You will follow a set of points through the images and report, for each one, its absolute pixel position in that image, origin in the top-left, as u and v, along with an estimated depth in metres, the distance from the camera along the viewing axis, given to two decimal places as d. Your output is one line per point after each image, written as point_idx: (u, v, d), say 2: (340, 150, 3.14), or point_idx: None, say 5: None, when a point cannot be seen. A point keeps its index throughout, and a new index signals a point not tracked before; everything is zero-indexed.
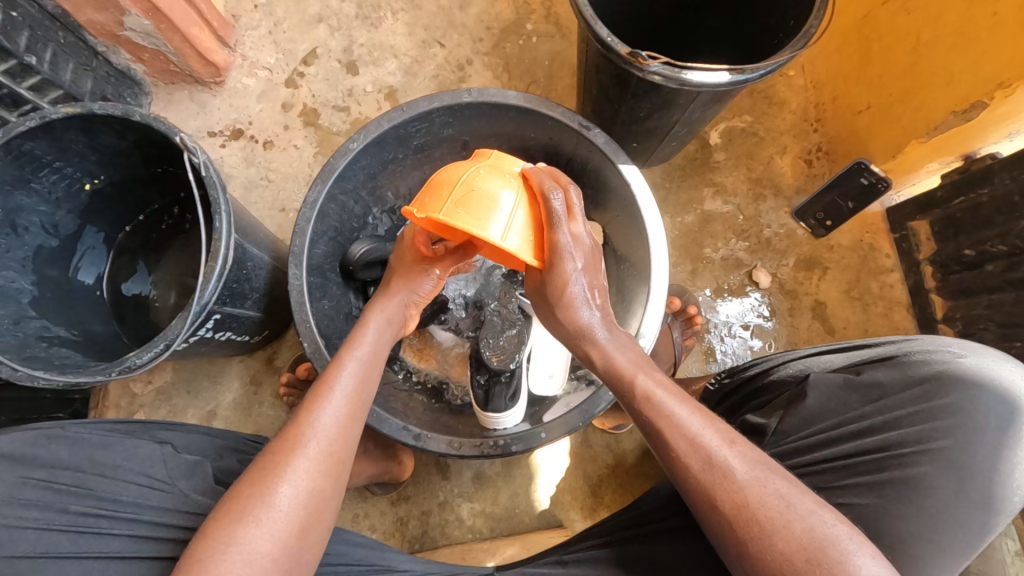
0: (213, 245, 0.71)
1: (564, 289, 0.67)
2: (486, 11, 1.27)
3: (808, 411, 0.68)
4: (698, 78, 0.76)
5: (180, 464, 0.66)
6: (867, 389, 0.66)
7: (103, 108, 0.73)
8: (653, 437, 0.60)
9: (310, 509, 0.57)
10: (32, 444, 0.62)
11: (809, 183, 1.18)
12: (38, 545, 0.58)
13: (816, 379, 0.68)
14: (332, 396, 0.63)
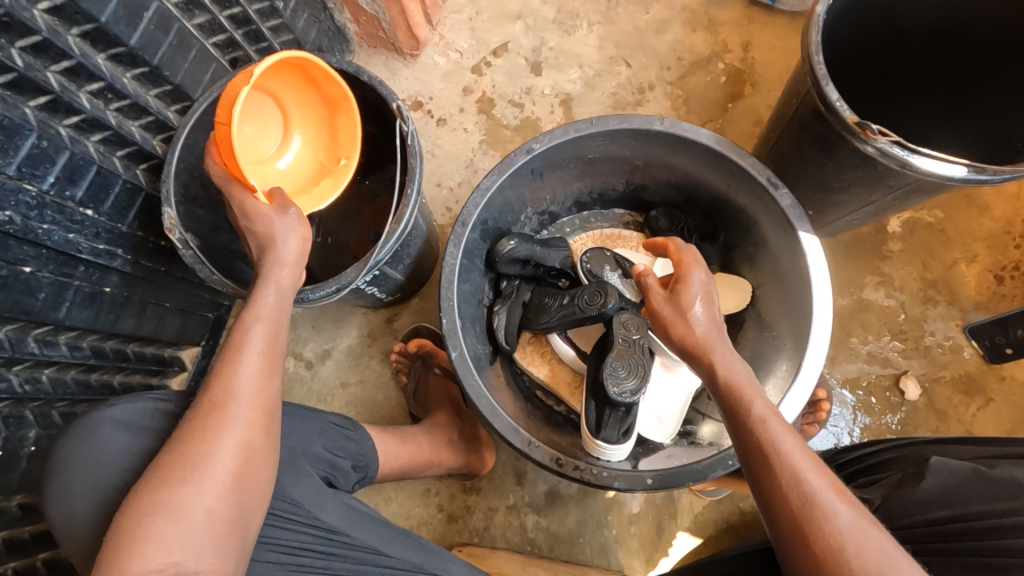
0: (398, 210, 0.76)
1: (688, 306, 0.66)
2: (681, 42, 1.25)
3: (921, 495, 0.62)
4: (927, 166, 0.70)
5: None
6: (1000, 485, 0.58)
7: (340, 63, 0.80)
8: (750, 461, 0.58)
9: (241, 463, 0.57)
10: (148, 416, 0.67)
11: (993, 302, 1.05)
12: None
13: (939, 462, 0.62)
14: (242, 355, 0.62)
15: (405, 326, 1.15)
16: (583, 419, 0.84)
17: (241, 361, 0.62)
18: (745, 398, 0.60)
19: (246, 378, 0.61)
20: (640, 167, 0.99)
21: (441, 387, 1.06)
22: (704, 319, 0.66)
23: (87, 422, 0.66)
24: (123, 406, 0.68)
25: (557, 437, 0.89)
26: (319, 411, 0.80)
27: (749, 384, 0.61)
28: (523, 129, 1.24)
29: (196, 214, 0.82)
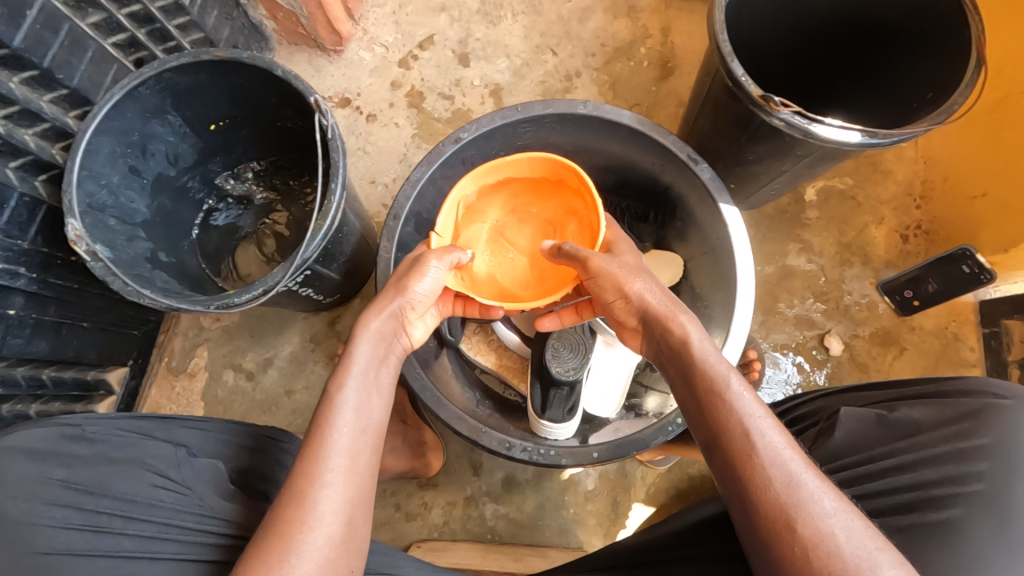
0: (324, 205, 0.75)
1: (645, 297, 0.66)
2: (604, 28, 1.28)
3: (836, 445, 0.65)
4: (825, 133, 0.74)
5: (188, 468, 0.65)
6: (900, 427, 0.63)
7: (251, 58, 0.78)
8: (722, 436, 0.54)
9: (362, 464, 0.59)
10: (57, 442, 0.64)
11: (901, 260, 1.14)
12: (64, 542, 0.60)
13: (845, 414, 0.66)
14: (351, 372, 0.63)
15: (349, 327, 1.13)
16: (530, 401, 0.86)
17: (353, 388, 0.62)
18: (716, 379, 0.57)
19: (371, 411, 0.61)
20: (571, 151, 1.00)
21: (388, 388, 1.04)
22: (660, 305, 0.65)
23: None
24: (30, 433, 0.64)
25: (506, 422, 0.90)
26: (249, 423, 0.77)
27: (721, 364, 0.59)
28: (455, 122, 1.24)
29: (106, 224, 0.77)
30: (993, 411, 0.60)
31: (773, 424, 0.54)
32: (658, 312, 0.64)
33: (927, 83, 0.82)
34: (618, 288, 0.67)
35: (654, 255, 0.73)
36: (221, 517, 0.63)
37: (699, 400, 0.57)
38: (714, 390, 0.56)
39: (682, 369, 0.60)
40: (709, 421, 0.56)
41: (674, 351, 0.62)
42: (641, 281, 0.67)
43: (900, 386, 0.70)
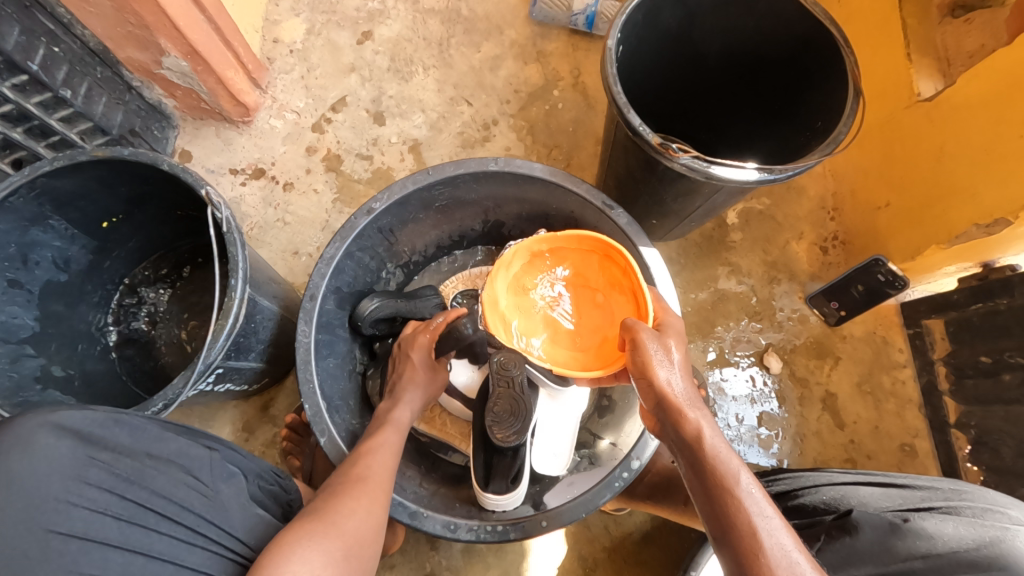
0: (226, 302, 0.71)
1: (664, 379, 0.58)
2: (515, 75, 1.30)
3: (848, 552, 0.62)
4: (725, 174, 0.76)
5: (221, 474, 0.59)
6: (913, 539, 0.61)
7: (134, 155, 0.74)
8: (726, 527, 0.50)
9: (367, 532, 0.60)
10: (100, 424, 0.53)
11: (824, 272, 1.17)
12: (93, 530, 0.49)
13: (861, 518, 0.63)
14: (373, 449, 0.72)
15: (284, 409, 1.07)
16: (474, 472, 0.83)
17: (381, 454, 0.71)
18: (727, 467, 0.53)
19: (388, 468, 0.70)
20: (491, 205, 1.00)
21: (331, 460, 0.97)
22: (682, 388, 0.58)
23: (9, 429, 0.48)
24: (67, 411, 0.52)
25: (454, 496, 0.87)
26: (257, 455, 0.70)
27: (730, 452, 0.54)
28: (376, 181, 1.21)
29: None
30: (1011, 543, 0.58)
31: (784, 526, 0.50)
32: (674, 401, 0.57)
33: (814, 112, 0.86)
34: (635, 372, 0.60)
35: (680, 336, 0.64)
36: (247, 537, 0.57)
37: (708, 492, 0.52)
38: (726, 484, 0.52)
39: (693, 462, 0.55)
40: (719, 518, 0.51)
41: (681, 442, 0.56)
42: (665, 366, 0.59)
43: (907, 488, 0.69)
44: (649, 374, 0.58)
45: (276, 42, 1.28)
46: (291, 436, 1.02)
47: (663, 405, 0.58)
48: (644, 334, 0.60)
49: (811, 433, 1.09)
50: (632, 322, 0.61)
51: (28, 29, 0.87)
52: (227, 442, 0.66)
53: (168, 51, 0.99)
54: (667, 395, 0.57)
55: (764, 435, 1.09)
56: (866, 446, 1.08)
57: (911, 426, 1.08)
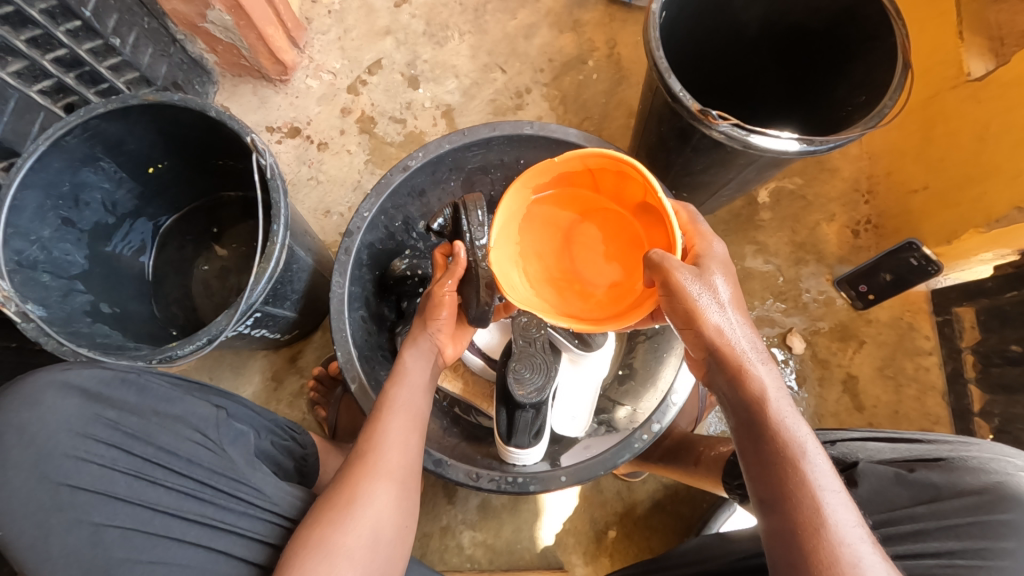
0: (267, 247, 0.73)
1: (722, 336, 0.56)
2: (550, 44, 1.29)
3: (856, 501, 0.63)
4: (763, 143, 0.76)
5: (226, 430, 0.64)
6: (920, 488, 0.62)
7: (182, 100, 0.76)
8: (783, 495, 0.51)
9: (393, 513, 0.62)
10: (108, 386, 0.63)
11: (854, 255, 1.16)
12: (104, 483, 0.59)
13: (866, 467, 0.64)
14: (389, 415, 0.68)
15: (312, 361, 1.11)
16: (496, 427, 0.85)
17: (393, 427, 0.67)
18: (782, 431, 0.53)
19: (408, 455, 0.66)
20: (523, 170, 1.00)
21: (355, 408, 1.01)
22: (744, 344, 0.56)
23: (29, 386, 0.60)
24: (81, 371, 0.63)
25: (473, 449, 0.89)
26: (269, 409, 0.75)
27: (786, 415, 0.54)
28: (407, 145, 1.22)
29: (38, 281, 0.75)
30: (1014, 486, 0.60)
31: (845, 494, 0.52)
32: (734, 356, 0.56)
33: (858, 86, 0.85)
34: (681, 321, 0.58)
35: (726, 264, 0.60)
36: (255, 486, 0.61)
37: (765, 457, 0.53)
38: (789, 453, 0.52)
39: (751, 422, 0.54)
40: (773, 482, 0.52)
41: (739, 398, 0.55)
42: (718, 315, 0.56)
43: (912, 441, 0.70)
44: (699, 325, 0.56)
45: (314, 2, 1.29)
46: (318, 385, 1.06)
47: (719, 358, 0.56)
48: (680, 277, 0.55)
49: (829, 415, 1.10)
50: (663, 261, 0.55)
51: None
52: (237, 399, 0.70)
53: (212, 4, 1.01)
54: (725, 347, 0.56)
55: None
56: (885, 429, 1.08)
57: (932, 412, 1.08)
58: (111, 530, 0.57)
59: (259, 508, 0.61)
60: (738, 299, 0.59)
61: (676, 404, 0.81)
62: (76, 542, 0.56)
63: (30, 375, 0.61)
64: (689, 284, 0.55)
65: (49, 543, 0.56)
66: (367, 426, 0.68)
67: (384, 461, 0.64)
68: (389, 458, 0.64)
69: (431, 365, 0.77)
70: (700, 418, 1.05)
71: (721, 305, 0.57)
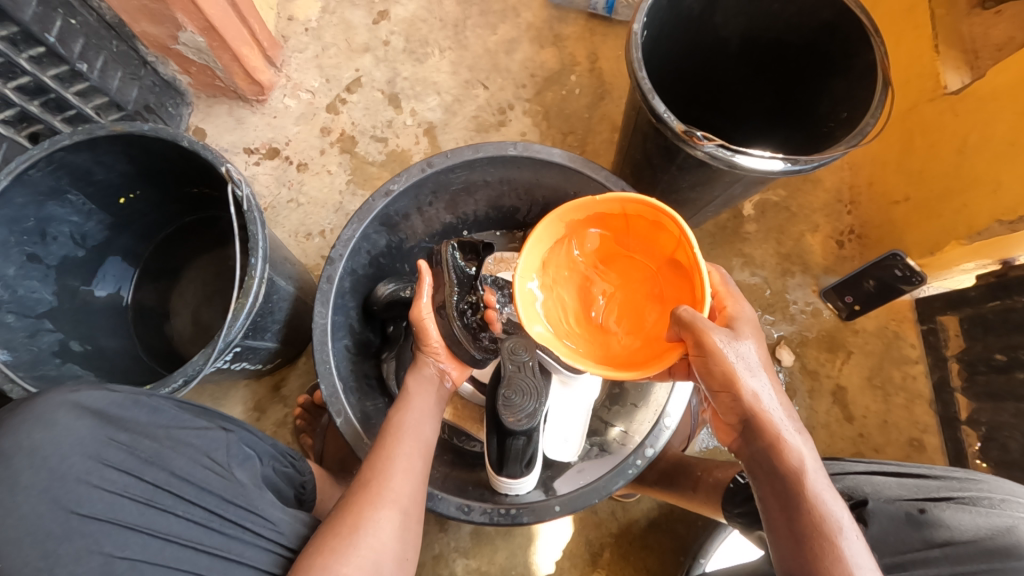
0: (245, 280, 0.70)
1: (746, 389, 0.59)
2: (532, 59, 1.28)
3: (865, 542, 0.63)
4: (747, 163, 0.75)
5: (235, 456, 0.61)
6: (932, 530, 0.62)
7: (152, 130, 0.73)
8: (808, 535, 0.53)
9: (398, 539, 0.60)
10: (121, 406, 0.56)
11: (839, 265, 1.17)
12: (113, 512, 0.51)
13: (876, 507, 0.65)
14: (396, 441, 0.69)
15: (296, 389, 1.08)
16: (488, 456, 0.83)
17: (401, 452, 0.67)
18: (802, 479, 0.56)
19: (415, 481, 0.66)
20: (508, 190, 0.99)
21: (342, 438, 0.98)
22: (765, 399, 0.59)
23: (38, 405, 0.52)
24: (89, 391, 0.55)
25: (464, 478, 0.87)
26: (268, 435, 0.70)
27: (804, 463, 0.56)
28: (389, 164, 1.20)
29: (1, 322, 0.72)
30: None
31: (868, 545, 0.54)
32: (762, 411, 0.59)
33: (840, 102, 0.85)
34: (710, 374, 0.60)
35: (754, 328, 0.64)
36: (270, 517, 0.58)
37: (794, 502, 0.55)
38: (811, 499, 0.54)
39: (779, 479, 0.57)
40: (801, 527, 0.54)
41: (771, 458, 0.58)
42: (751, 371, 0.60)
43: (920, 476, 0.69)
44: (734, 381, 0.59)
45: (290, 19, 1.26)
46: (303, 413, 1.03)
47: (750, 411, 0.59)
48: (720, 334, 0.58)
49: (820, 426, 1.10)
50: (693, 314, 0.59)
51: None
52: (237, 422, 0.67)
53: (184, 26, 0.98)
54: (753, 410, 0.59)
55: None
56: (874, 439, 1.08)
57: (920, 420, 1.08)
58: (121, 562, 0.49)
59: (269, 539, 0.57)
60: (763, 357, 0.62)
61: (669, 427, 0.80)
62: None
63: (34, 396, 0.52)
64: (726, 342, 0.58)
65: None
66: (381, 444, 0.69)
67: (393, 488, 0.63)
68: (396, 486, 0.63)
69: (436, 393, 0.81)
70: (692, 434, 1.03)
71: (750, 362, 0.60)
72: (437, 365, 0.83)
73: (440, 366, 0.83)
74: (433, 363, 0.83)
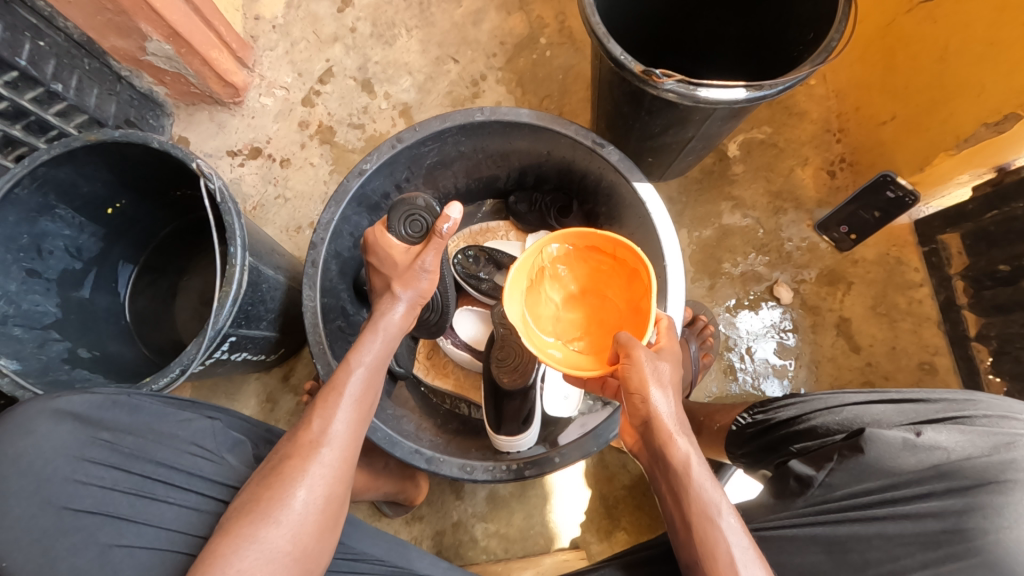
0: (227, 269, 0.73)
1: (650, 405, 0.58)
2: (500, 27, 1.27)
3: (860, 466, 0.58)
4: (713, 95, 0.74)
5: (221, 440, 0.66)
6: (926, 451, 0.57)
7: (124, 135, 0.75)
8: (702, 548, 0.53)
9: (326, 510, 0.59)
10: (99, 408, 0.62)
11: (832, 196, 1.14)
12: (103, 503, 0.59)
13: (873, 433, 0.59)
14: (342, 402, 0.64)
15: (304, 378, 1.11)
16: (486, 419, 0.88)
17: (343, 412, 0.64)
18: (694, 492, 0.55)
19: (356, 434, 0.64)
20: (484, 158, 0.99)
21: None
22: (670, 416, 0.58)
23: (21, 417, 0.59)
24: (72, 398, 0.62)
25: (468, 443, 0.89)
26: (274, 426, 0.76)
27: (702, 476, 0.55)
28: (369, 149, 1.21)
29: (9, 335, 0.75)
30: None
31: (756, 555, 0.53)
32: (663, 426, 0.57)
33: (807, 23, 0.82)
34: (625, 390, 0.59)
35: (674, 360, 0.64)
36: None
37: (689, 515, 0.55)
38: (705, 511, 0.54)
39: (672, 486, 0.56)
40: (694, 539, 0.54)
41: (665, 467, 0.57)
42: (658, 388, 0.58)
43: (917, 402, 0.65)
44: (641, 397, 0.58)
45: (257, 19, 1.27)
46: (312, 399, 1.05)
47: (652, 426, 0.58)
48: (640, 354, 0.58)
49: (826, 360, 1.09)
50: (627, 340, 0.59)
51: (11, 25, 0.88)
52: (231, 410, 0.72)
53: (149, 35, 1.00)
54: (655, 419, 0.58)
55: (778, 366, 1.09)
56: (883, 367, 1.06)
57: (930, 343, 1.06)
58: (117, 549, 0.57)
59: None
60: (672, 375, 0.61)
61: None
62: (84, 565, 0.55)
63: (19, 409, 0.60)
64: (645, 364, 0.58)
65: (57, 566, 0.55)
66: (325, 389, 0.66)
67: (330, 451, 0.61)
68: (336, 446, 0.61)
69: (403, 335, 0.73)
70: (696, 380, 1.01)
71: (658, 378, 0.58)
72: (396, 304, 0.72)
73: (402, 305, 0.72)
74: (398, 304, 0.72)
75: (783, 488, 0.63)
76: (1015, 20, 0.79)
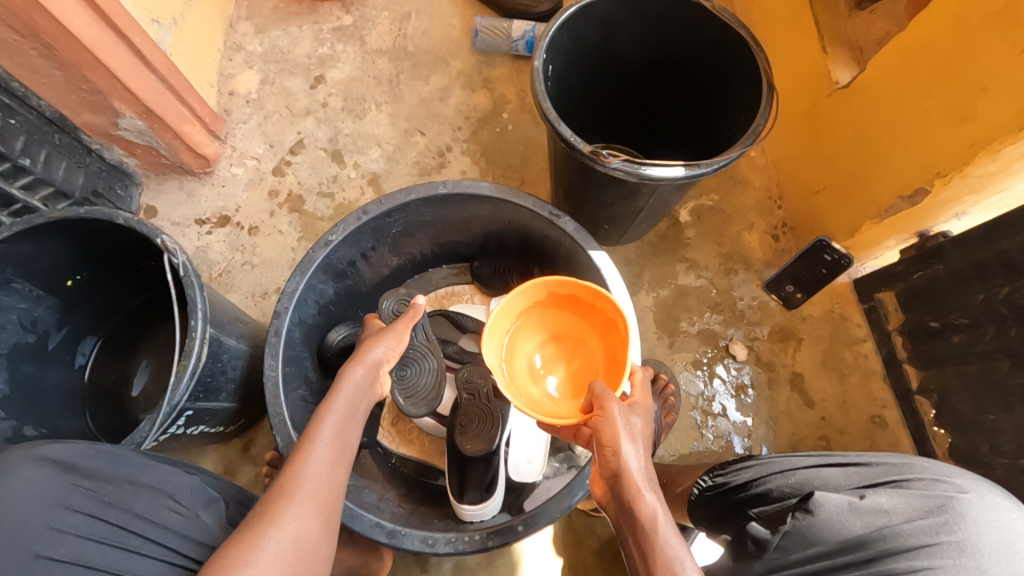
0: (186, 343, 0.73)
1: (621, 459, 0.59)
2: (464, 103, 1.35)
3: (812, 531, 0.60)
4: (656, 173, 0.81)
5: (198, 494, 0.62)
6: (871, 513, 0.60)
7: (90, 212, 0.77)
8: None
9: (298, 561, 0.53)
10: (81, 456, 0.58)
11: (777, 258, 1.22)
12: (77, 553, 0.53)
13: (821, 496, 0.61)
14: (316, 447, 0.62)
15: (265, 448, 1.08)
16: (449, 487, 0.87)
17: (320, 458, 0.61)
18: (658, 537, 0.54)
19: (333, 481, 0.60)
20: (448, 227, 1.04)
21: None
22: (640, 470, 0.59)
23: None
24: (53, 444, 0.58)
25: (431, 513, 0.87)
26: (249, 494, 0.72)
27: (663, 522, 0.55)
28: (338, 217, 1.25)
29: None
30: (958, 507, 0.58)
31: None
32: (631, 480, 0.58)
33: (737, 108, 0.91)
34: (597, 445, 0.61)
35: (648, 418, 0.66)
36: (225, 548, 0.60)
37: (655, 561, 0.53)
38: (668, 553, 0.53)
39: (639, 541, 0.55)
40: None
41: (632, 522, 0.56)
42: (628, 442, 0.60)
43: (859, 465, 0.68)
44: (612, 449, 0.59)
45: (232, 94, 1.33)
46: (272, 470, 1.02)
47: (621, 480, 0.59)
48: (613, 406, 0.60)
49: (783, 416, 1.12)
50: (601, 392, 0.61)
51: None
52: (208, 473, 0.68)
53: (123, 112, 1.04)
54: (624, 473, 0.59)
55: (740, 422, 1.12)
56: (836, 422, 1.11)
57: (877, 396, 1.10)
58: None
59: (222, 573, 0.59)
60: (644, 431, 0.63)
61: None
62: None
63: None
64: (616, 415, 0.60)
65: None
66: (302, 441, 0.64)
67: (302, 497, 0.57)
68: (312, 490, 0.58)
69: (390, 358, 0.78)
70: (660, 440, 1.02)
71: (628, 433, 0.60)
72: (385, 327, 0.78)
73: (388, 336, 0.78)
74: (381, 343, 0.77)
75: (743, 551, 0.64)
76: (911, 109, 0.89)
